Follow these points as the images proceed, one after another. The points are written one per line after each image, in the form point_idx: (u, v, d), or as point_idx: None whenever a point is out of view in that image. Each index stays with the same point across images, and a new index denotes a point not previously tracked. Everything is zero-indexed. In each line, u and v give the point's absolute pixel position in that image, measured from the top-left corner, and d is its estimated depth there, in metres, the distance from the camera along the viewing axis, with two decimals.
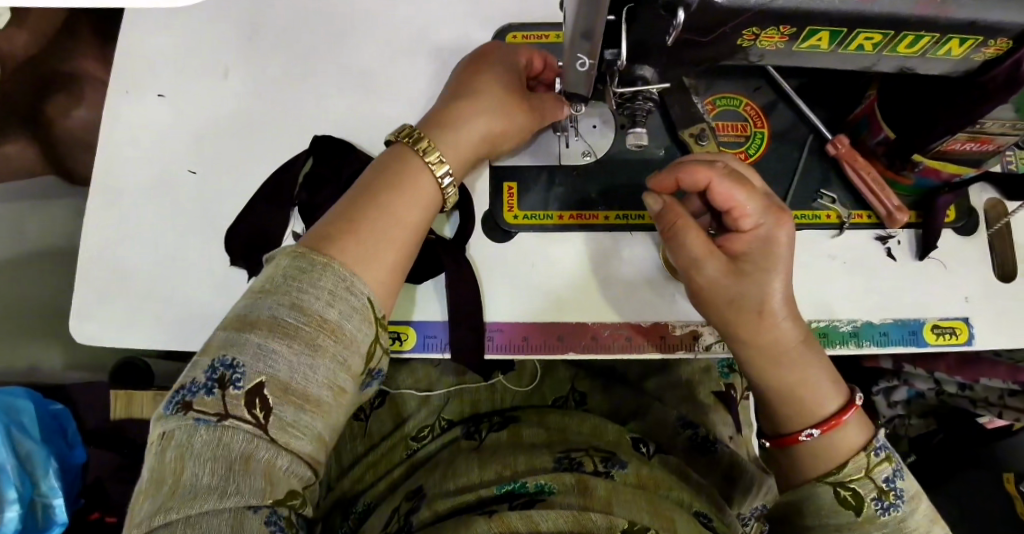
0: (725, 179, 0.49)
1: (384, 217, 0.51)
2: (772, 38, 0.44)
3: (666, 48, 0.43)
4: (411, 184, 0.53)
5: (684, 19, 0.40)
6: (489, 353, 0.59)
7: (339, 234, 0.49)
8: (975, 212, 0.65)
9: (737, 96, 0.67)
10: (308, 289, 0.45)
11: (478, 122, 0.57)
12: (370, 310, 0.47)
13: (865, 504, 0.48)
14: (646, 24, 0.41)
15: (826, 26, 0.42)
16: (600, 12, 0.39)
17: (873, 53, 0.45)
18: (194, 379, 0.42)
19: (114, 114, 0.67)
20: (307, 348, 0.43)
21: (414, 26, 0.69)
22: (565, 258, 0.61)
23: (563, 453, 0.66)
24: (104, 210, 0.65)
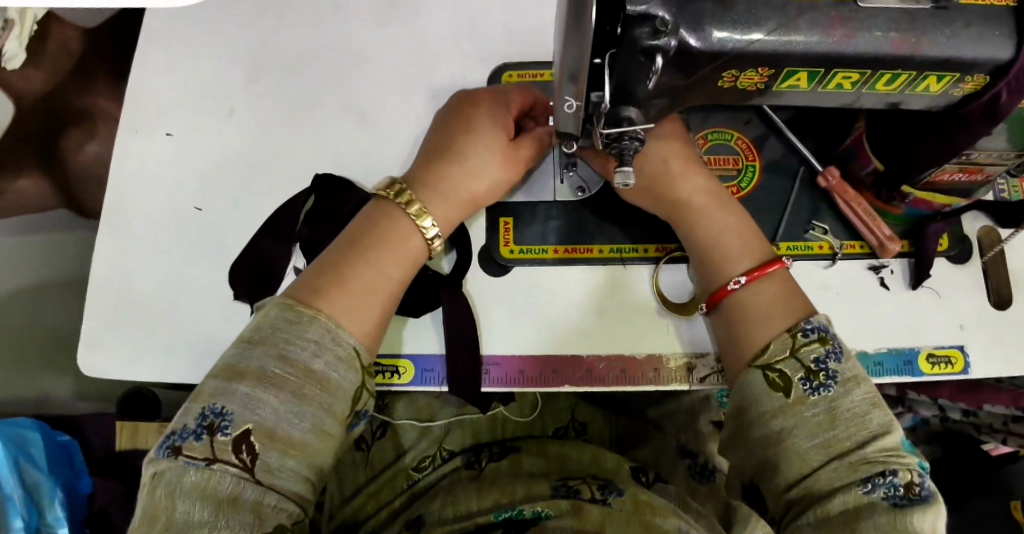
0: (673, 161, 0.60)
1: (371, 267, 0.53)
2: (752, 79, 0.45)
3: (649, 89, 0.45)
4: (397, 233, 0.55)
5: (662, 64, 0.42)
6: (485, 386, 0.59)
7: (325, 285, 0.51)
8: (968, 240, 0.66)
9: (728, 130, 0.68)
10: (295, 341, 0.46)
11: (464, 168, 0.59)
12: (358, 358, 0.49)
13: (793, 385, 0.50)
14: (628, 69, 0.43)
15: (803, 68, 0.44)
16: (586, 55, 0.41)
17: (852, 91, 0.47)
18: (184, 425, 0.43)
19: (124, 152, 0.69)
20: (295, 398, 0.45)
21: (413, 65, 0.71)
22: (560, 290, 0.62)
23: (560, 481, 0.67)
24: (112, 246, 0.67)
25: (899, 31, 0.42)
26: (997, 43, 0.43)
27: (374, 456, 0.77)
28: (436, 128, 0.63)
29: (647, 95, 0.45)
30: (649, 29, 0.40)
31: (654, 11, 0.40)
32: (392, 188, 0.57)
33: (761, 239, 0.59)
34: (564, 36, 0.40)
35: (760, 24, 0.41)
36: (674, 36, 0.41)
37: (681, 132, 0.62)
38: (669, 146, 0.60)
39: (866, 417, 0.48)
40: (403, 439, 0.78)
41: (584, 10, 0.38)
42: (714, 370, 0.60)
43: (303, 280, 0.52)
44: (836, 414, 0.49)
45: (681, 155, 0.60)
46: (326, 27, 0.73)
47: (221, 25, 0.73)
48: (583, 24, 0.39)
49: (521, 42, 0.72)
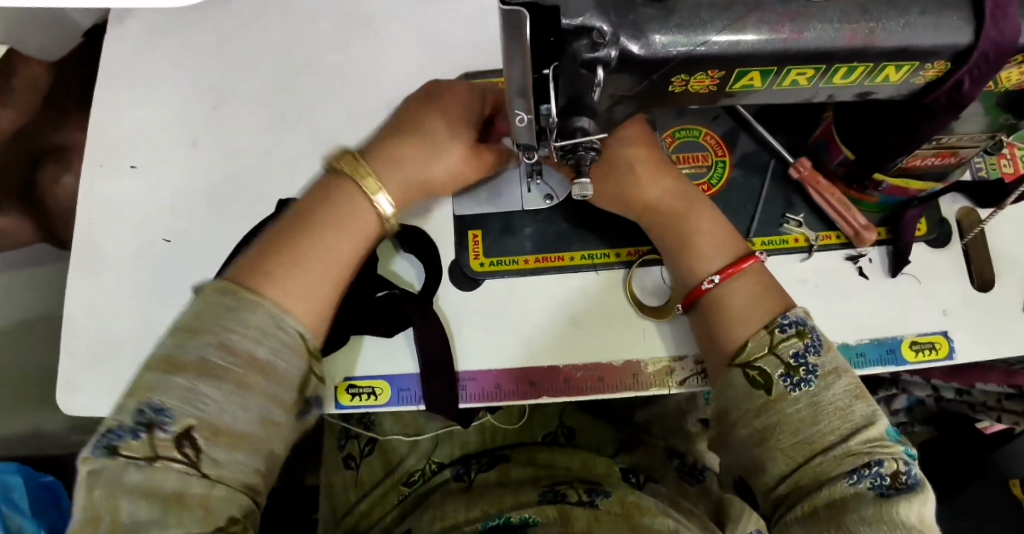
0: (643, 167, 0.58)
1: (319, 251, 0.51)
2: (704, 82, 0.44)
3: (602, 98, 0.44)
4: (346, 211, 0.53)
5: (605, 76, 0.41)
6: (462, 403, 0.59)
7: (272, 269, 0.49)
8: (947, 223, 0.65)
9: (696, 126, 0.67)
10: (235, 327, 0.45)
11: (417, 154, 0.56)
12: (304, 342, 0.48)
13: (774, 381, 0.49)
14: (573, 81, 0.42)
15: (754, 68, 0.43)
16: (530, 69, 0.40)
17: (810, 86, 0.46)
18: (120, 422, 0.42)
19: (91, 186, 0.69)
20: (236, 389, 0.44)
21: (374, 82, 0.71)
22: (534, 300, 0.61)
23: (548, 486, 0.66)
24: (83, 283, 0.66)
25: (852, 24, 0.41)
26: (954, 29, 0.41)
27: (364, 474, 0.77)
28: (397, 109, 0.61)
29: (600, 104, 0.44)
30: (587, 42, 0.39)
31: (591, 23, 0.39)
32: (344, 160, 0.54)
33: (736, 235, 0.58)
34: (503, 54, 0.39)
35: (706, 26, 0.40)
36: (615, 47, 0.40)
37: (648, 134, 0.60)
38: (635, 152, 0.59)
39: (849, 409, 0.47)
40: (393, 455, 0.77)
41: (520, 26, 0.37)
42: (693, 372, 0.59)
43: (250, 260, 0.50)
44: (818, 408, 0.47)
45: (653, 161, 0.59)
46: (289, 49, 0.72)
47: (179, 53, 0.73)
48: (515, 40, 0.38)
49: (484, 53, 0.71)
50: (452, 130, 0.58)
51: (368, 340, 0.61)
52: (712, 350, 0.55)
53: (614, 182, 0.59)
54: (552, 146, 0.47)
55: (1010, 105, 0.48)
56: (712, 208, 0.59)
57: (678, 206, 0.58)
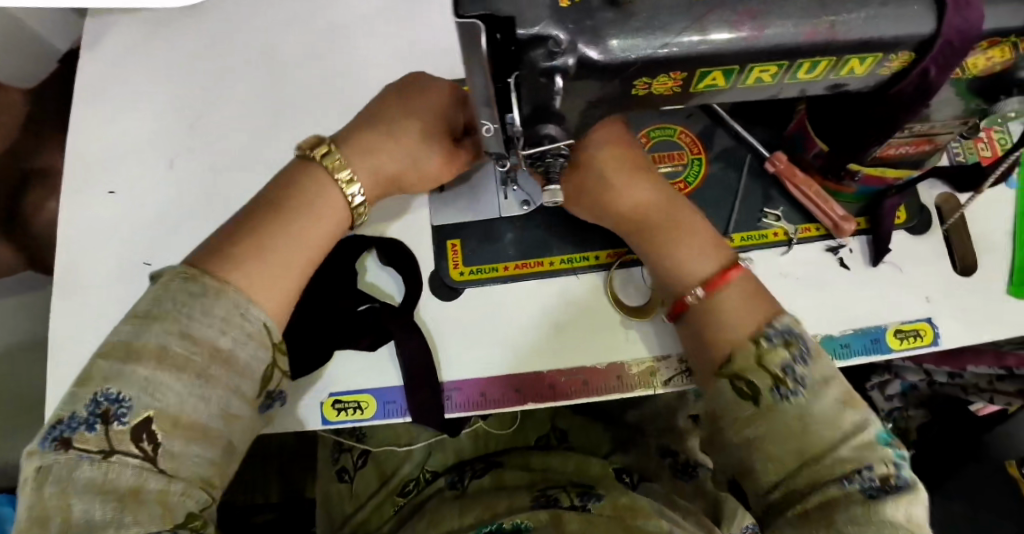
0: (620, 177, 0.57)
1: (286, 238, 0.52)
2: (667, 84, 0.44)
3: (567, 104, 0.44)
4: (315, 198, 0.54)
5: (564, 83, 0.41)
6: (448, 413, 0.59)
7: (238, 255, 0.49)
8: (927, 209, 0.65)
9: (670, 125, 0.66)
10: (197, 317, 0.45)
11: (387, 143, 0.56)
12: (268, 334, 0.48)
13: (763, 393, 0.48)
14: (537, 90, 0.42)
15: (716, 67, 0.42)
16: (490, 82, 0.40)
17: (775, 83, 0.46)
18: (73, 413, 0.41)
19: (69, 212, 0.69)
20: (197, 379, 0.44)
21: (349, 96, 0.70)
22: (515, 306, 0.61)
23: (541, 490, 0.66)
24: (66, 308, 0.66)
25: (811, 21, 0.41)
26: (916, 20, 0.41)
27: (359, 486, 0.76)
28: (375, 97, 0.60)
29: (566, 111, 0.44)
30: (544, 51, 0.39)
31: (548, 32, 0.38)
32: (313, 145, 0.55)
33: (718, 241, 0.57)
34: (464, 67, 0.39)
35: (665, 29, 0.40)
36: (573, 54, 0.39)
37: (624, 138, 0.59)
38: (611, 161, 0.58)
39: (839, 417, 0.47)
40: (386, 466, 0.77)
41: (476, 38, 0.37)
42: (678, 371, 0.59)
43: (219, 243, 0.50)
44: (807, 417, 0.47)
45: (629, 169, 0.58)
46: (263, 67, 0.72)
47: (154, 77, 0.73)
48: (472, 52, 0.38)
49: (459, 63, 0.71)
50: (427, 123, 0.57)
51: (350, 354, 0.60)
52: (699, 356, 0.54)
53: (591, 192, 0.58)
54: (520, 154, 0.47)
55: (982, 92, 0.48)
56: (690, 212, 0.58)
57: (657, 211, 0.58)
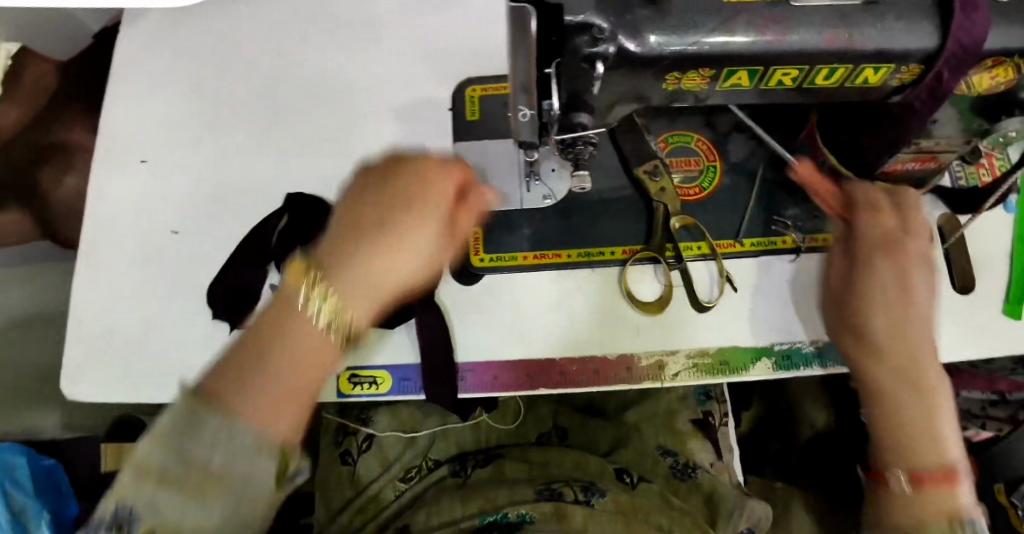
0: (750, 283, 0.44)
1: (289, 352, 0.41)
2: (695, 80, 0.47)
3: (601, 95, 0.47)
4: (302, 334, 0.41)
5: (604, 70, 0.43)
6: (462, 393, 0.60)
7: (251, 371, 0.40)
8: (930, 228, 0.68)
9: (688, 132, 0.68)
10: (198, 435, 0.37)
11: (371, 249, 0.44)
12: (276, 446, 0.39)
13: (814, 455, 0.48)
14: (575, 77, 0.44)
15: (742, 66, 0.45)
16: (533, 66, 0.43)
17: (794, 88, 0.49)
18: (98, 520, 0.36)
19: (100, 180, 0.71)
20: (200, 500, 0.36)
21: (374, 83, 0.71)
22: (532, 294, 0.63)
23: (544, 484, 0.67)
24: (93, 272, 0.68)
25: (832, 29, 0.44)
26: (926, 33, 0.44)
27: (360, 471, 0.77)
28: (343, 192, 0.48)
29: (599, 102, 0.47)
30: (587, 37, 0.42)
31: (591, 20, 0.41)
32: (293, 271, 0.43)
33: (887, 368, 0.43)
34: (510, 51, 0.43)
35: (697, 27, 0.43)
36: (612, 43, 0.42)
37: None
38: None
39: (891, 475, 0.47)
40: (388, 453, 0.78)
41: (523, 21, 0.40)
42: (685, 366, 0.61)
43: (224, 366, 0.40)
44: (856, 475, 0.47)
45: None
46: (296, 56, 0.74)
47: (190, 59, 0.75)
48: (521, 36, 0.41)
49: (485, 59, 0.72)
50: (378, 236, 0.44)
51: (370, 333, 0.62)
52: None
53: None
54: (553, 140, 0.49)
55: (982, 110, 0.51)
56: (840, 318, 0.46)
57: None
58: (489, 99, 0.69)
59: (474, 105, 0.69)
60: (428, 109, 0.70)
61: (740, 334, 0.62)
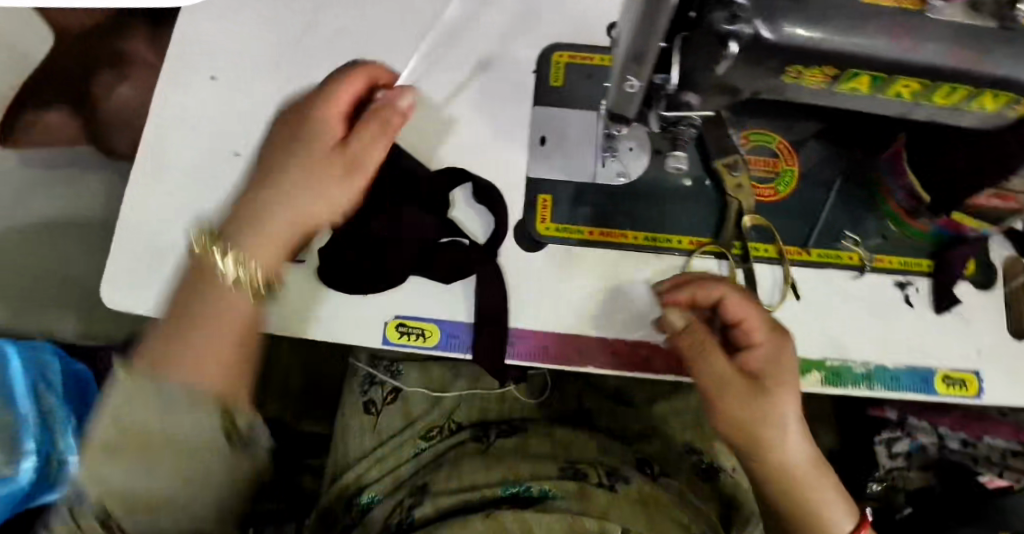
0: (736, 295, 0.56)
1: (197, 333, 0.49)
2: (816, 77, 0.43)
3: (715, 79, 0.43)
4: (207, 314, 0.49)
5: (735, 51, 0.39)
6: (509, 359, 0.59)
7: (173, 337, 0.49)
8: (994, 267, 0.67)
9: (769, 132, 0.67)
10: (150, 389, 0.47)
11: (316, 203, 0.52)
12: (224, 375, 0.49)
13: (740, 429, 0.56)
14: (699, 52, 0.42)
15: (869, 70, 0.41)
16: (655, 43, 0.40)
17: (909, 101, 0.44)
18: None
19: (166, 91, 0.69)
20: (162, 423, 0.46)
21: (460, 34, 0.70)
22: (593, 269, 0.62)
23: (568, 463, 0.67)
24: (147, 181, 0.66)
25: (960, 44, 0.40)
26: None
27: (383, 423, 0.76)
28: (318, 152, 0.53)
29: (712, 84, 0.44)
30: (725, 14, 0.38)
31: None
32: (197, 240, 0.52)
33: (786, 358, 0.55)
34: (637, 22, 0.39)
35: (827, 21, 0.39)
36: (751, 24, 0.38)
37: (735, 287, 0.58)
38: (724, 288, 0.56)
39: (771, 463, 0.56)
40: (413, 408, 0.77)
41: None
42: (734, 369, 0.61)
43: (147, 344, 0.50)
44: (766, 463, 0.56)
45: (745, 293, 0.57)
46: None
47: None
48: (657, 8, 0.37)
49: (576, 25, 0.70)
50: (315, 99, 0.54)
51: (423, 284, 0.61)
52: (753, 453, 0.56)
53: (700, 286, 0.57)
54: (656, 116, 0.48)
55: None
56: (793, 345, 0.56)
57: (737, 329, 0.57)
58: (575, 68, 0.68)
59: (560, 70, 0.67)
60: (512, 68, 0.68)
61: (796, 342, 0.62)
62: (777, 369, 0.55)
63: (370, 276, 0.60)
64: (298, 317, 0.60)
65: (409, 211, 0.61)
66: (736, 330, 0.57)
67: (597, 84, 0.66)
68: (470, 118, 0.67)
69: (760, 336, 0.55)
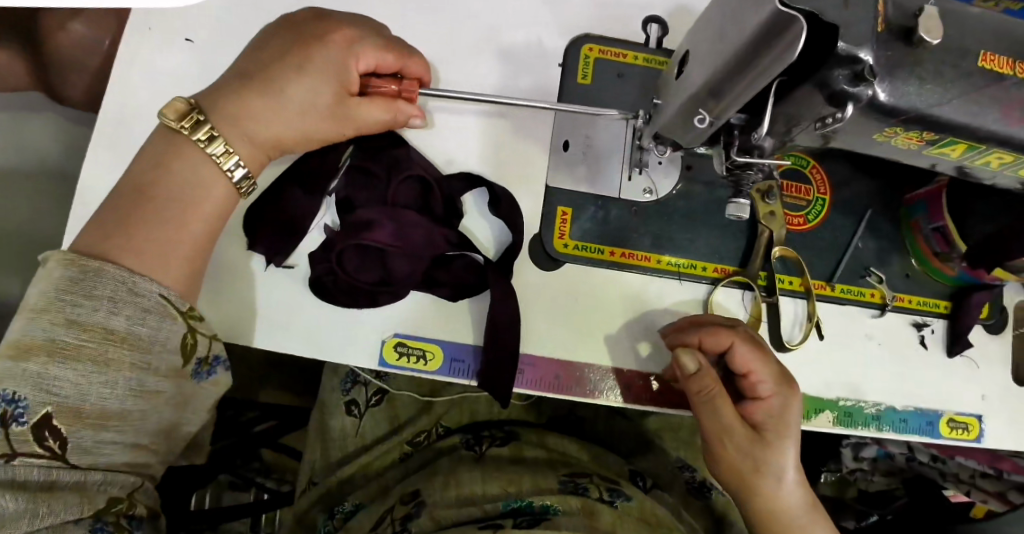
0: (747, 345, 0.52)
1: (163, 210, 0.47)
2: (910, 139, 0.41)
3: (803, 126, 0.41)
4: (180, 183, 0.47)
5: (849, 113, 0.38)
6: (518, 387, 0.55)
7: (116, 229, 0.45)
8: (1006, 311, 0.66)
9: (806, 156, 0.64)
10: (81, 301, 0.41)
11: (266, 106, 0.49)
12: (169, 306, 0.45)
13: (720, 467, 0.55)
14: (801, 98, 0.39)
15: (970, 138, 0.40)
16: (757, 89, 0.37)
17: (994, 170, 0.44)
18: None
19: (132, 50, 0.58)
20: (94, 367, 0.41)
21: (481, 14, 0.62)
22: (611, 294, 0.58)
23: (568, 476, 0.64)
24: (110, 157, 0.57)
25: None
26: None
27: (367, 426, 0.72)
28: (281, 106, 0.50)
29: (798, 130, 0.41)
30: (847, 73, 0.36)
31: (863, 56, 0.35)
32: (170, 109, 0.48)
33: (786, 415, 0.52)
34: (739, 58, 0.36)
35: (946, 90, 0.38)
36: (873, 87, 0.37)
37: (748, 332, 0.53)
38: (737, 339, 0.52)
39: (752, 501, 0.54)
40: (400, 410, 0.73)
41: (789, 37, 0.33)
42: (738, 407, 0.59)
43: (89, 225, 0.46)
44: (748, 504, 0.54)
45: (759, 339, 0.53)
46: None
47: None
48: (769, 50, 0.34)
49: (608, 17, 0.64)
50: (324, 34, 0.51)
51: (430, 302, 0.56)
52: (736, 492, 0.54)
53: (710, 329, 0.53)
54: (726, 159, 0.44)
55: None
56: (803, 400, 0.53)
57: (741, 376, 0.53)
58: (604, 64, 0.62)
59: (588, 65, 0.62)
60: (538, 60, 0.62)
61: (811, 383, 0.60)
62: (781, 422, 0.52)
63: (373, 288, 0.54)
64: (290, 331, 0.55)
65: (415, 220, 0.54)
66: (743, 379, 0.53)
67: (628, 87, 0.61)
68: (488, 111, 0.60)
69: (766, 388, 0.52)
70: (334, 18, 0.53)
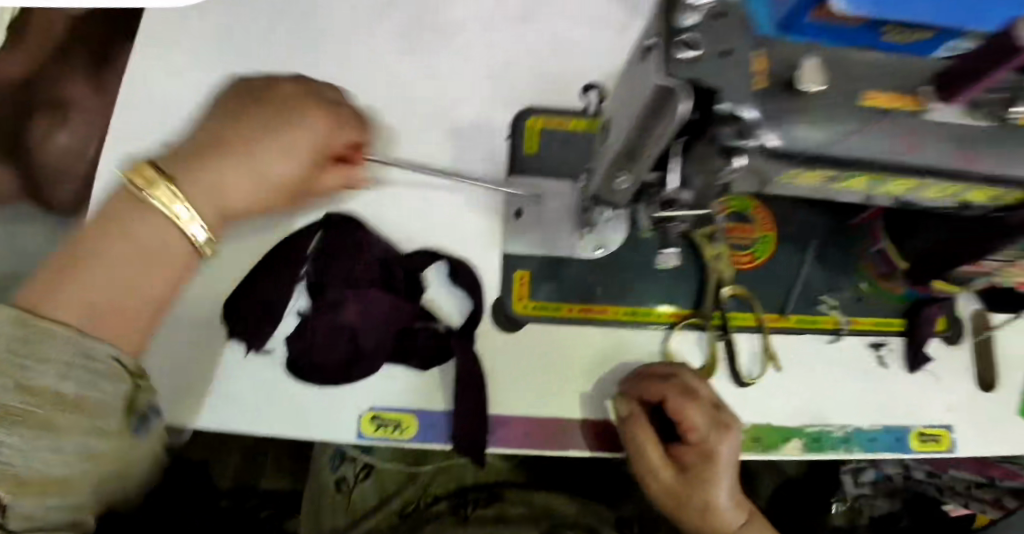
0: (675, 398, 0.55)
1: (109, 272, 0.44)
2: (813, 175, 0.44)
3: (713, 180, 0.43)
4: (135, 234, 0.45)
5: (742, 164, 0.40)
6: (492, 447, 0.57)
7: (65, 285, 0.43)
8: (962, 322, 0.68)
9: (746, 198, 0.67)
10: (27, 362, 0.39)
11: (239, 170, 0.48)
12: (121, 366, 0.44)
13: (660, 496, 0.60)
14: (702, 156, 0.41)
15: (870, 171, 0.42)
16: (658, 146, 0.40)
17: (901, 198, 0.47)
18: None
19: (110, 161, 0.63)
20: (39, 431, 0.39)
21: (430, 97, 0.67)
22: (572, 349, 0.61)
23: (549, 526, 0.66)
24: None
25: (963, 147, 0.41)
26: None
27: (357, 499, 0.75)
28: (256, 165, 0.49)
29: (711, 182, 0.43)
30: (732, 129, 0.38)
31: (745, 113, 0.37)
32: (134, 171, 0.46)
33: (715, 458, 0.55)
34: (637, 126, 0.39)
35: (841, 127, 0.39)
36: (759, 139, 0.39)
37: (680, 382, 0.56)
38: (666, 391, 0.55)
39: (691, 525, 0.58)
40: (388, 482, 0.76)
41: (667, 104, 0.36)
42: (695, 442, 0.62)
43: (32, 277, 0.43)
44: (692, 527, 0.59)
45: (693, 388, 0.56)
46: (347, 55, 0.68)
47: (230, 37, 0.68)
48: (659, 117, 0.37)
49: (549, 90, 0.69)
50: (300, 100, 0.53)
51: (400, 372, 0.59)
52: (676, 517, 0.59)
53: (643, 383, 0.57)
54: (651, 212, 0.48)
55: None
56: (738, 442, 0.55)
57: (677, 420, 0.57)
58: (549, 132, 0.66)
59: (533, 135, 0.65)
60: (487, 135, 0.67)
61: (774, 412, 0.62)
62: (710, 463, 0.55)
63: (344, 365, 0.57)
64: (271, 416, 0.57)
65: (380, 296, 0.57)
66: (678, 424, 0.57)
67: (573, 150, 0.65)
68: (443, 189, 0.64)
69: (696, 436, 0.55)
70: (313, 94, 0.54)
